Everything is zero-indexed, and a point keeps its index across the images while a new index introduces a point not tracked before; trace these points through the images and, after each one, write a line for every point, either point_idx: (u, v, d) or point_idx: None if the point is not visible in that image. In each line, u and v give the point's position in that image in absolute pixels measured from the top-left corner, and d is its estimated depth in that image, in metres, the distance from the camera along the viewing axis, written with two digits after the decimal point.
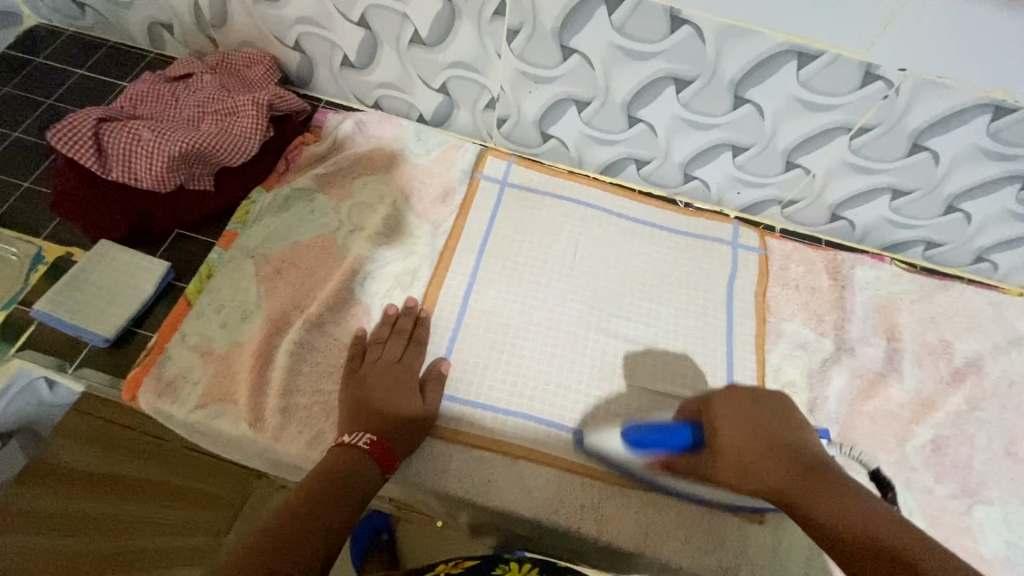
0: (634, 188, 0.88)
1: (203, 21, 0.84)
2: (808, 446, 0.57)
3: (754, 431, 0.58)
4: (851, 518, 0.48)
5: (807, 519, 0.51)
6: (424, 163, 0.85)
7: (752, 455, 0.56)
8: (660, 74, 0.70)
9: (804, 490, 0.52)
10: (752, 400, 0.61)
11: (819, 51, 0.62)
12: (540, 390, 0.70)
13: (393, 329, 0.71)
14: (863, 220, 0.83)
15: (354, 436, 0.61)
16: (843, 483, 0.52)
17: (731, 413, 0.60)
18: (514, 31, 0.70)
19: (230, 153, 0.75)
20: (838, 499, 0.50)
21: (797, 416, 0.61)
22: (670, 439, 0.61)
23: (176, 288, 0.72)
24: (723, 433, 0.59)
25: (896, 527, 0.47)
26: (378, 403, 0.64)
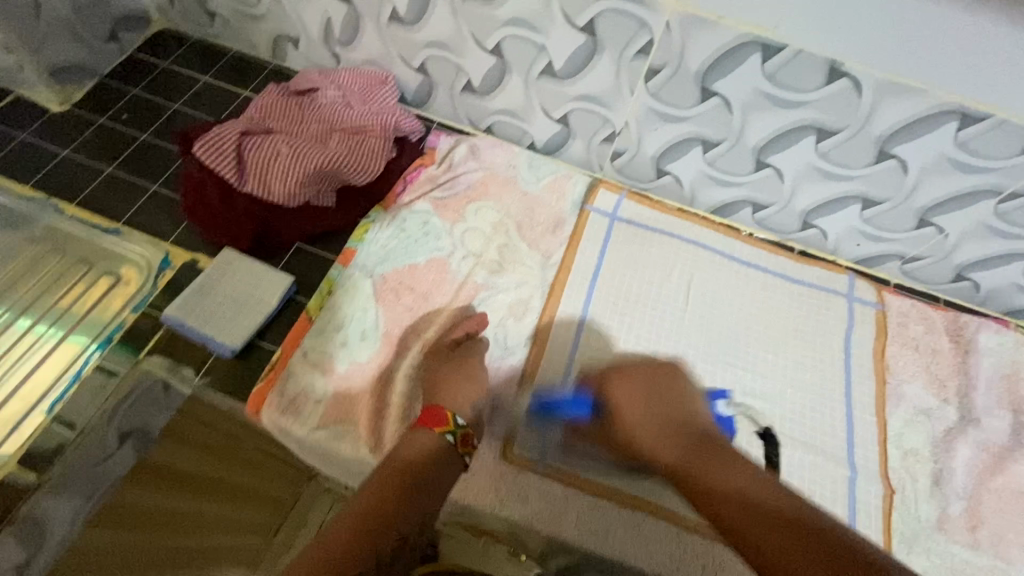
0: (745, 230, 0.86)
1: (331, 38, 0.85)
2: (699, 424, 0.60)
3: (653, 411, 0.61)
4: (725, 484, 0.51)
5: (692, 487, 0.53)
6: (535, 191, 0.85)
7: (646, 434, 0.59)
8: (804, 123, 0.68)
9: (695, 457, 0.55)
10: (653, 381, 0.64)
11: (985, 114, 0.60)
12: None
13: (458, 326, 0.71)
14: (990, 283, 0.80)
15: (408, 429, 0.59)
16: (727, 454, 0.54)
17: (634, 391, 0.63)
18: (655, 70, 0.69)
19: (356, 172, 0.76)
20: (721, 471, 0.52)
21: (691, 394, 0.64)
22: (572, 405, 0.67)
23: (296, 301, 0.73)
24: (624, 413, 0.62)
25: (777, 495, 0.49)
26: (446, 392, 0.62)
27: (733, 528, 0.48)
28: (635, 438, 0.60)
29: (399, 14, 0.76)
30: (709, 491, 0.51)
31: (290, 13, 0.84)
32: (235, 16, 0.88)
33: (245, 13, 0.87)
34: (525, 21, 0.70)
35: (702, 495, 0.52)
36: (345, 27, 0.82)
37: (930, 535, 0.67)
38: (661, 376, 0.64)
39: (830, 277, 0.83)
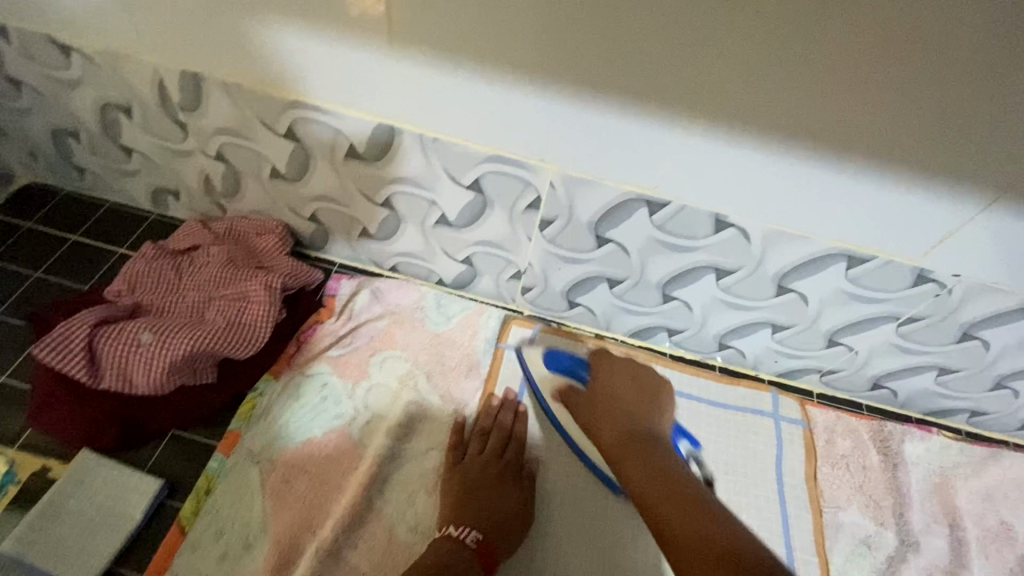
0: (665, 351, 0.84)
1: (213, 190, 0.79)
2: (655, 426, 0.66)
3: (625, 393, 0.69)
4: (658, 479, 0.57)
5: (625, 473, 0.60)
6: (445, 333, 0.80)
7: (607, 410, 0.67)
8: (701, 264, 0.67)
9: (635, 447, 0.62)
10: (636, 372, 0.72)
11: (870, 255, 0.60)
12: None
13: (494, 420, 0.73)
14: (907, 389, 0.79)
15: (461, 531, 0.61)
16: (665, 450, 0.62)
17: (617, 372, 0.71)
18: (548, 221, 0.67)
19: (238, 345, 0.69)
20: (658, 461, 0.60)
21: (664, 400, 0.70)
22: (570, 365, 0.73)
23: (169, 506, 0.63)
24: (608, 391, 0.69)
25: (697, 495, 0.55)
26: (494, 496, 0.65)
27: (643, 498, 0.56)
28: (597, 412, 0.68)
29: (279, 171, 0.72)
30: (640, 479, 0.58)
31: (164, 168, 0.78)
32: (106, 171, 0.82)
33: (116, 168, 0.81)
34: (410, 180, 0.67)
35: (636, 479, 0.58)
36: (225, 182, 0.76)
37: None
38: (642, 381, 0.71)
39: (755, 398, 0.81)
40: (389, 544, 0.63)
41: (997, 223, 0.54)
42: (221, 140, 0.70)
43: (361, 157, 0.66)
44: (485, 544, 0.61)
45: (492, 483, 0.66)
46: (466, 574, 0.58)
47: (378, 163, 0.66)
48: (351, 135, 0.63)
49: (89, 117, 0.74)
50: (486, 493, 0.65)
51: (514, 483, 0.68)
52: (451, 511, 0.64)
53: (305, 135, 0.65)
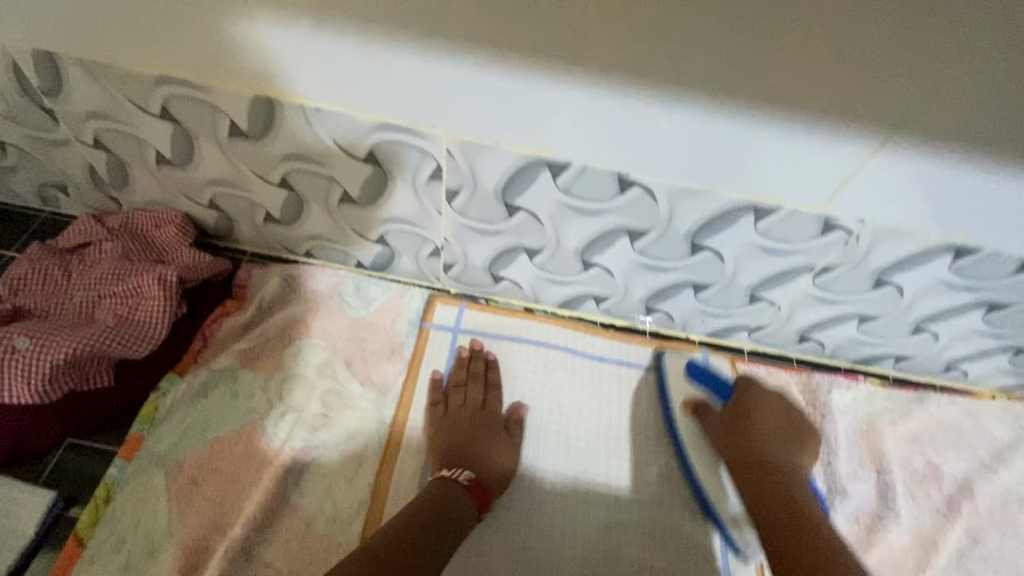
0: (596, 320, 0.83)
1: (101, 182, 0.74)
2: (787, 460, 0.69)
3: (778, 424, 0.72)
4: (788, 517, 0.62)
5: (753, 499, 0.66)
6: (365, 317, 0.77)
7: (742, 436, 0.70)
8: (613, 227, 0.65)
9: (759, 478, 0.67)
10: (784, 408, 0.73)
11: (776, 206, 0.59)
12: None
13: (468, 371, 0.75)
14: (832, 340, 0.80)
15: (454, 471, 0.64)
16: (791, 482, 0.66)
17: (770, 404, 0.73)
18: (453, 192, 0.64)
19: (134, 345, 0.64)
20: (779, 492, 0.65)
21: (805, 433, 0.72)
22: (716, 386, 0.76)
23: (66, 518, 0.60)
24: (755, 415, 0.72)
25: (829, 540, 0.59)
26: (484, 448, 0.68)
27: (769, 528, 0.62)
28: (740, 433, 0.71)
29: (164, 157, 0.67)
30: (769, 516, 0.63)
31: (44, 162, 0.72)
32: None
33: None
34: (302, 156, 0.63)
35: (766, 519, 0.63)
36: (112, 173, 0.71)
37: None
38: (797, 425, 0.72)
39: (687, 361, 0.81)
40: (307, 536, 0.61)
41: (892, 161, 0.53)
42: (95, 126, 0.65)
43: (246, 136, 0.62)
44: (478, 483, 0.64)
45: (479, 428, 0.69)
46: (466, 507, 0.61)
47: (265, 141, 0.62)
48: (230, 112, 0.59)
49: None
50: (474, 438, 0.68)
51: (491, 428, 0.70)
52: (445, 455, 0.67)
53: (181, 114, 0.61)
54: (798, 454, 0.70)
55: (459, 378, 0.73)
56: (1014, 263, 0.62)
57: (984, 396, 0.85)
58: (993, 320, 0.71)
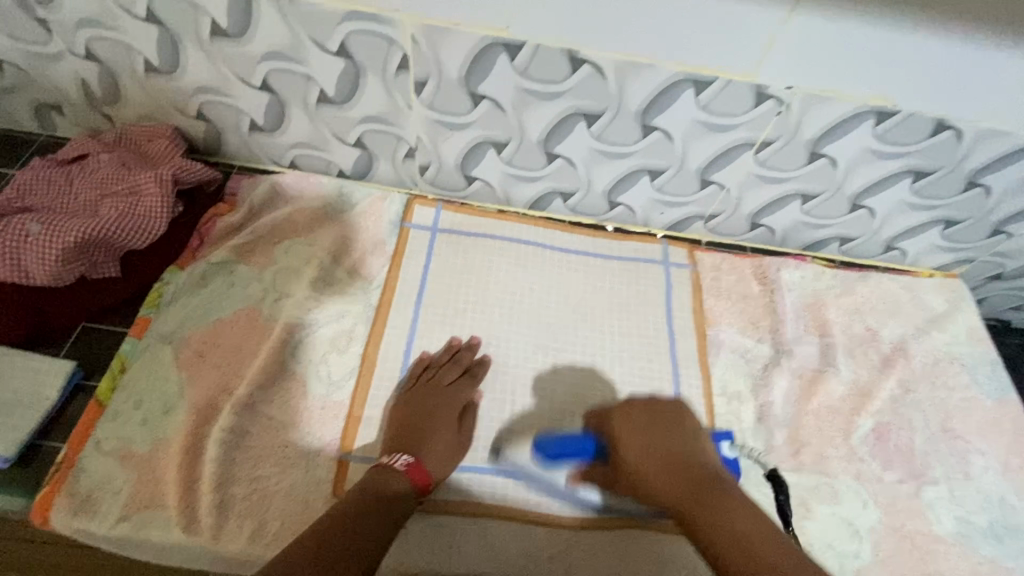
0: (563, 219, 0.90)
1: (94, 98, 0.79)
2: (699, 455, 0.61)
3: (661, 447, 0.61)
4: (733, 531, 0.53)
5: (694, 530, 0.55)
6: (350, 218, 0.83)
7: (653, 469, 0.60)
8: (570, 111, 0.71)
9: (694, 503, 0.56)
10: (669, 419, 0.64)
11: (712, 77, 0.65)
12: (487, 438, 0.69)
13: (452, 357, 0.73)
14: (780, 224, 0.87)
15: (393, 456, 0.62)
16: (727, 488, 0.58)
17: (635, 423, 0.63)
18: (421, 82, 0.70)
19: (134, 236, 0.71)
20: (730, 513, 0.55)
21: (694, 427, 0.64)
22: (579, 451, 0.64)
23: (85, 387, 0.66)
24: (630, 442, 0.62)
25: (782, 548, 0.51)
26: (433, 426, 0.66)
27: (720, 561, 0.52)
28: (646, 468, 0.60)
29: (153, 64, 0.72)
30: (716, 541, 0.53)
31: (39, 79, 0.77)
32: None
33: None
34: (281, 54, 0.68)
35: (707, 537, 0.54)
36: (104, 86, 0.76)
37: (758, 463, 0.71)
38: (667, 417, 0.64)
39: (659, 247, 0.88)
40: (305, 396, 0.68)
41: (807, 21, 0.59)
42: (86, 34, 0.70)
43: (227, 34, 0.67)
44: (420, 463, 0.62)
45: (428, 418, 0.67)
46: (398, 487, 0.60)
47: (246, 38, 0.67)
48: (211, 9, 0.65)
49: None
50: (428, 419, 0.66)
51: (456, 411, 0.68)
52: (392, 438, 0.65)
53: (166, 15, 0.66)
54: (702, 444, 0.63)
55: (440, 359, 0.72)
56: (931, 122, 0.68)
57: (923, 274, 0.93)
58: (922, 189, 0.78)
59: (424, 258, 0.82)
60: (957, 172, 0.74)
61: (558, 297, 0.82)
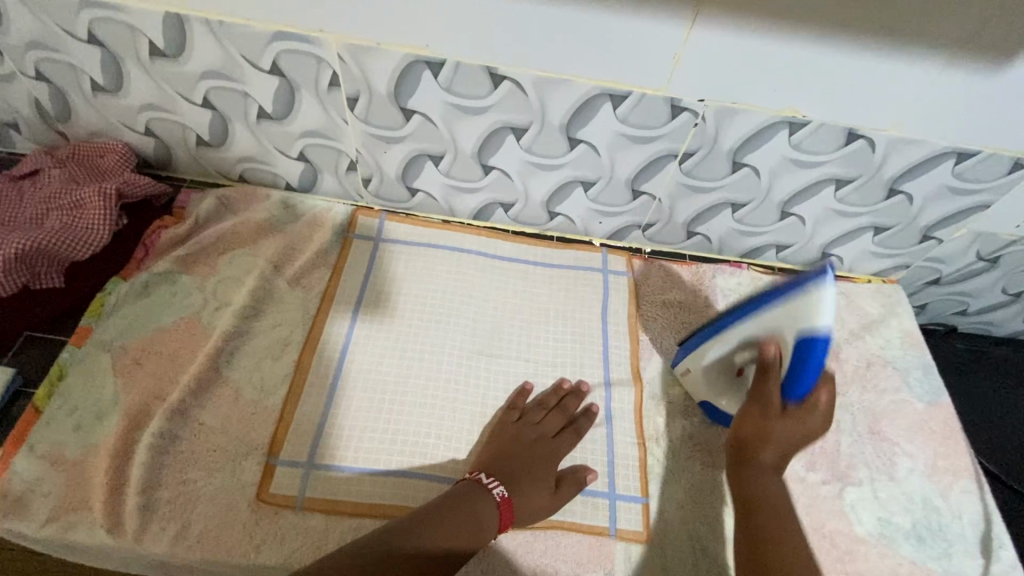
0: (506, 229, 0.92)
1: (46, 116, 0.82)
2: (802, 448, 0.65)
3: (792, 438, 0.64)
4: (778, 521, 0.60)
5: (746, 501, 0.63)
6: (294, 229, 0.85)
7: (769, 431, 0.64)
8: (497, 125, 0.74)
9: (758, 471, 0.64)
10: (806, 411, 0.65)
11: (627, 91, 0.68)
12: (416, 444, 0.71)
13: (559, 401, 0.75)
14: (716, 233, 0.89)
15: (490, 481, 0.65)
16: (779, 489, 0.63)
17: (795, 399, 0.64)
18: (352, 98, 0.73)
19: (77, 247, 0.74)
20: (775, 504, 0.61)
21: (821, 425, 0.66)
22: (806, 357, 0.60)
23: (24, 394, 0.68)
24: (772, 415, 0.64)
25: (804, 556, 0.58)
26: (527, 471, 0.67)
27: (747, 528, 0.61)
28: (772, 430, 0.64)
29: (98, 83, 0.75)
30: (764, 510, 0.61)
31: None
32: None
33: None
34: (217, 72, 0.72)
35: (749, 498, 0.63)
36: (55, 104, 0.80)
37: (683, 466, 0.72)
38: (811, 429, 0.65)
39: (800, 312, 0.59)
40: (238, 402, 0.70)
41: (708, 37, 0.62)
42: (34, 56, 0.73)
43: (165, 55, 0.70)
44: (511, 502, 0.64)
45: (518, 478, 0.66)
46: (489, 527, 0.62)
47: (183, 58, 0.70)
48: (148, 31, 0.68)
49: None
50: (523, 464, 0.68)
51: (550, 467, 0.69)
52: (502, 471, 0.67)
53: (107, 37, 0.69)
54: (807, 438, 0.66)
55: (548, 402, 0.74)
56: (842, 132, 0.70)
57: (861, 280, 0.94)
58: (846, 197, 0.80)
59: (366, 267, 0.84)
60: (876, 180, 0.77)
61: (501, 308, 0.84)
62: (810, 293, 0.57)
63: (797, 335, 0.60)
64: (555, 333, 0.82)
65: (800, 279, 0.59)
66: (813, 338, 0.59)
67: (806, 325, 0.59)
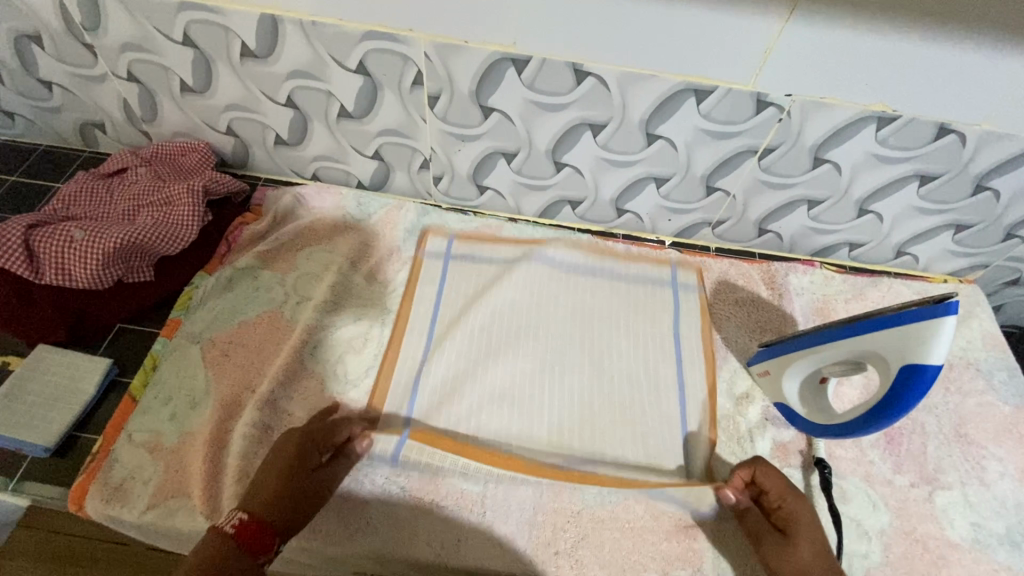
0: (573, 226, 0.92)
1: (134, 116, 0.85)
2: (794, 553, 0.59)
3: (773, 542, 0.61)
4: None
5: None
6: (368, 226, 0.87)
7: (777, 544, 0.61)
8: (575, 122, 0.74)
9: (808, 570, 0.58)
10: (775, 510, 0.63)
11: (712, 86, 0.67)
12: (500, 441, 0.71)
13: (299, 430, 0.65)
14: (788, 230, 0.88)
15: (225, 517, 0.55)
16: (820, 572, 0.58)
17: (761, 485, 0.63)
18: (433, 97, 0.74)
19: (166, 243, 0.75)
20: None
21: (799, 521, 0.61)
22: (911, 390, 0.56)
23: (120, 384, 0.71)
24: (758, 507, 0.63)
25: None
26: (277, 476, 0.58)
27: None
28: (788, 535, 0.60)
29: (187, 84, 0.78)
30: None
31: (85, 99, 0.84)
32: (32, 110, 0.87)
33: (40, 107, 0.86)
34: (303, 72, 0.73)
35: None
36: (143, 105, 0.82)
37: None
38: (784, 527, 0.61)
39: (915, 342, 0.55)
40: (323, 394, 0.71)
41: (803, 31, 0.61)
42: (128, 58, 0.76)
43: (255, 55, 0.72)
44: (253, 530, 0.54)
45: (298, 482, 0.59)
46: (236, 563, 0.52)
47: (273, 58, 0.72)
48: (242, 33, 0.70)
49: (3, 52, 0.78)
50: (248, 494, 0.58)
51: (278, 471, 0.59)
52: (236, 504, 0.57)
53: (200, 39, 0.71)
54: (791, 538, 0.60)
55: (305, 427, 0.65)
56: (932, 127, 0.69)
57: (937, 280, 0.92)
58: (929, 193, 0.78)
59: (438, 263, 0.85)
60: (964, 176, 0.75)
61: (569, 304, 0.83)
62: (925, 323, 0.53)
63: (902, 364, 0.56)
64: (629, 331, 0.82)
65: (911, 309, 0.54)
66: (924, 373, 0.55)
67: (914, 356, 0.55)
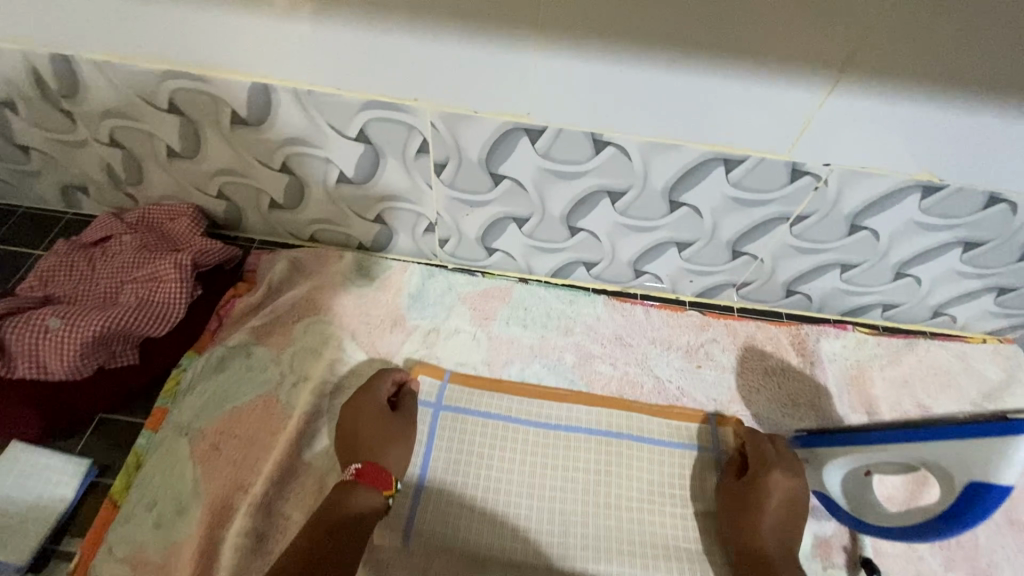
0: (588, 286, 0.87)
1: (118, 180, 0.79)
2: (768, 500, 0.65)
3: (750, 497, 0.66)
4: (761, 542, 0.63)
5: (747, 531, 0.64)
6: (368, 294, 0.81)
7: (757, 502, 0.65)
8: (593, 189, 0.69)
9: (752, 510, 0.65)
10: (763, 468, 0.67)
11: (743, 156, 0.62)
12: (550, 434, 0.73)
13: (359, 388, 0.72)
14: (818, 292, 0.82)
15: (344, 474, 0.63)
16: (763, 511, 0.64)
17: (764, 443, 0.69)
18: (440, 164, 0.68)
19: (152, 324, 0.70)
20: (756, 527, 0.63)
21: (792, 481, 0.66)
22: (980, 510, 0.52)
23: (101, 485, 0.65)
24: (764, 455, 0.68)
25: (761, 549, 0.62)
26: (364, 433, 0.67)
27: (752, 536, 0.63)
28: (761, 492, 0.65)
29: (174, 150, 0.72)
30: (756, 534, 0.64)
31: (66, 163, 0.78)
32: (10, 174, 0.81)
33: (19, 171, 0.81)
34: (299, 139, 0.68)
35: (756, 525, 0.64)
36: (127, 170, 0.77)
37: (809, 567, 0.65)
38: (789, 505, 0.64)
39: (983, 460, 0.50)
40: (322, 493, 0.66)
41: (847, 103, 0.56)
42: (110, 125, 0.70)
43: (246, 122, 0.67)
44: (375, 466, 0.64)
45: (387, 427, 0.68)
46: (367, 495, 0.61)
47: (265, 126, 0.67)
48: (231, 101, 0.64)
49: None
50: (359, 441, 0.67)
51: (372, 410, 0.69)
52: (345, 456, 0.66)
53: (187, 107, 0.66)
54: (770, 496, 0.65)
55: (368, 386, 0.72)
56: (982, 197, 0.64)
57: (976, 340, 0.86)
58: (972, 259, 0.73)
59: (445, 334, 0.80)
60: (1013, 243, 0.69)
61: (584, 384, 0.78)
62: (995, 441, 0.49)
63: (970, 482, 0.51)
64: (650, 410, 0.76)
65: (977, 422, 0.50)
66: (995, 493, 0.51)
67: (983, 475, 0.50)
